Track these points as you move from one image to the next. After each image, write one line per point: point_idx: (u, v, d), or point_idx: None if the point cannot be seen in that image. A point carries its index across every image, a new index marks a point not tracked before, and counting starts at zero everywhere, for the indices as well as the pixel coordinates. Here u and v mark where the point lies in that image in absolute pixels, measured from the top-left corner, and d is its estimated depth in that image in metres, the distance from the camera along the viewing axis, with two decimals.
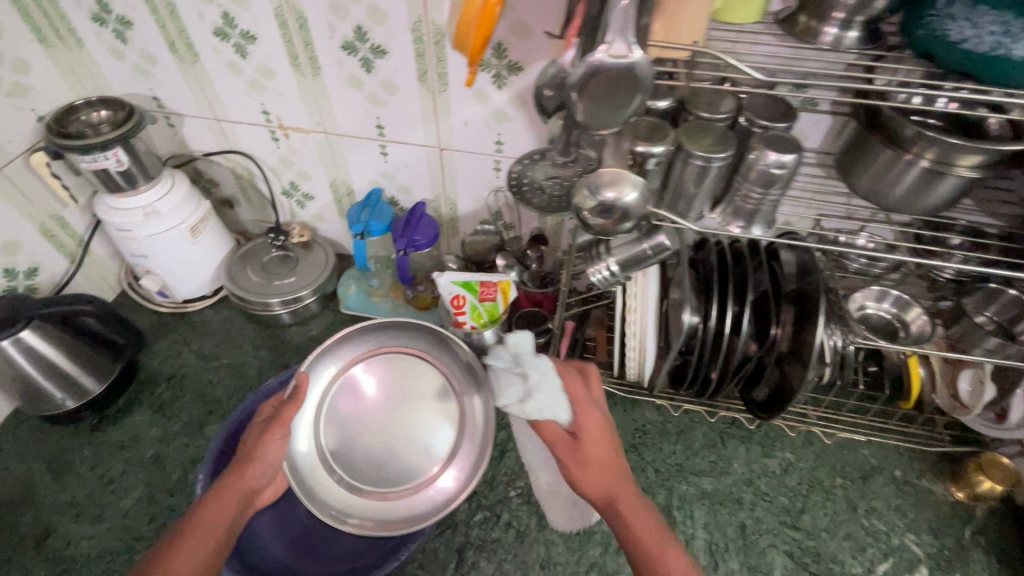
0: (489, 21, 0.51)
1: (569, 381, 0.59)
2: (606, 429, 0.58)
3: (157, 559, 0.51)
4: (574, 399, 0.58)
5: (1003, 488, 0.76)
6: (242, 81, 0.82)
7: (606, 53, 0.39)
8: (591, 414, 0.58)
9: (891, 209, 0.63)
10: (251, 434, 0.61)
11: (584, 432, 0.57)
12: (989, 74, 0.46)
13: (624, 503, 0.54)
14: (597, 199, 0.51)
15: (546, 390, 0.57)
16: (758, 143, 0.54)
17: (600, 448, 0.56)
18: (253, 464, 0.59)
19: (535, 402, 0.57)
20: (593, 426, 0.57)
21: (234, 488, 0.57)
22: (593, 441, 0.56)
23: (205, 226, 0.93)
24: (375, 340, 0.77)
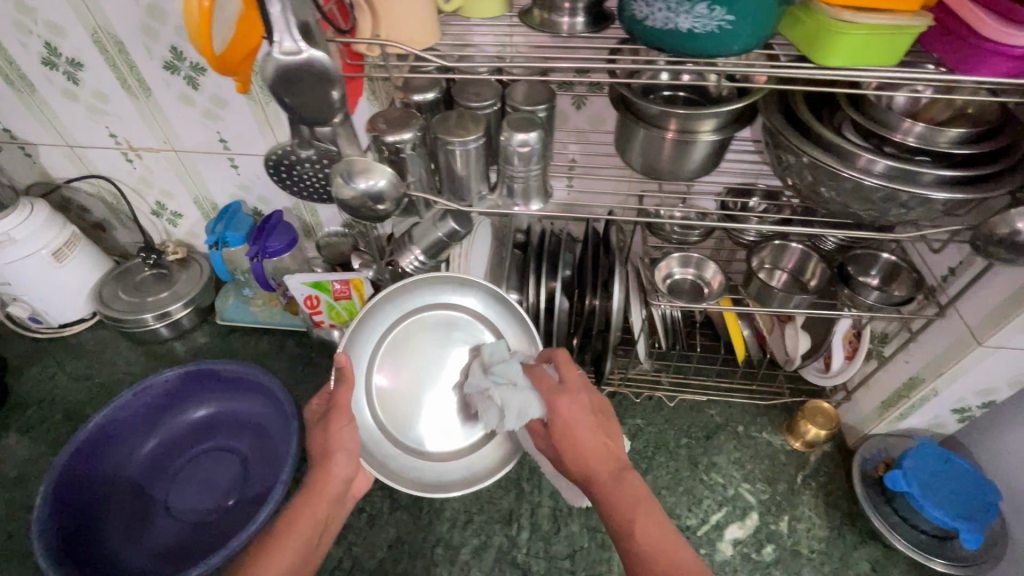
0: (243, 50, 0.54)
1: (540, 381, 0.64)
2: (584, 416, 0.60)
3: (268, 543, 0.59)
4: (546, 392, 0.62)
5: (827, 432, 0.81)
6: (82, 107, 0.85)
7: (277, 50, 0.43)
8: (563, 406, 0.60)
9: (662, 178, 0.68)
10: (318, 430, 0.64)
11: (559, 423, 0.60)
12: (674, 46, 0.52)
13: (603, 484, 0.56)
14: (353, 187, 0.54)
15: (513, 395, 0.62)
16: (506, 126, 0.59)
17: (577, 436, 0.59)
18: (333, 455, 0.62)
19: (509, 413, 0.62)
20: (570, 415, 0.60)
21: (321, 486, 0.62)
22: (571, 429, 0.59)
23: (72, 250, 0.95)
24: (397, 307, 0.73)
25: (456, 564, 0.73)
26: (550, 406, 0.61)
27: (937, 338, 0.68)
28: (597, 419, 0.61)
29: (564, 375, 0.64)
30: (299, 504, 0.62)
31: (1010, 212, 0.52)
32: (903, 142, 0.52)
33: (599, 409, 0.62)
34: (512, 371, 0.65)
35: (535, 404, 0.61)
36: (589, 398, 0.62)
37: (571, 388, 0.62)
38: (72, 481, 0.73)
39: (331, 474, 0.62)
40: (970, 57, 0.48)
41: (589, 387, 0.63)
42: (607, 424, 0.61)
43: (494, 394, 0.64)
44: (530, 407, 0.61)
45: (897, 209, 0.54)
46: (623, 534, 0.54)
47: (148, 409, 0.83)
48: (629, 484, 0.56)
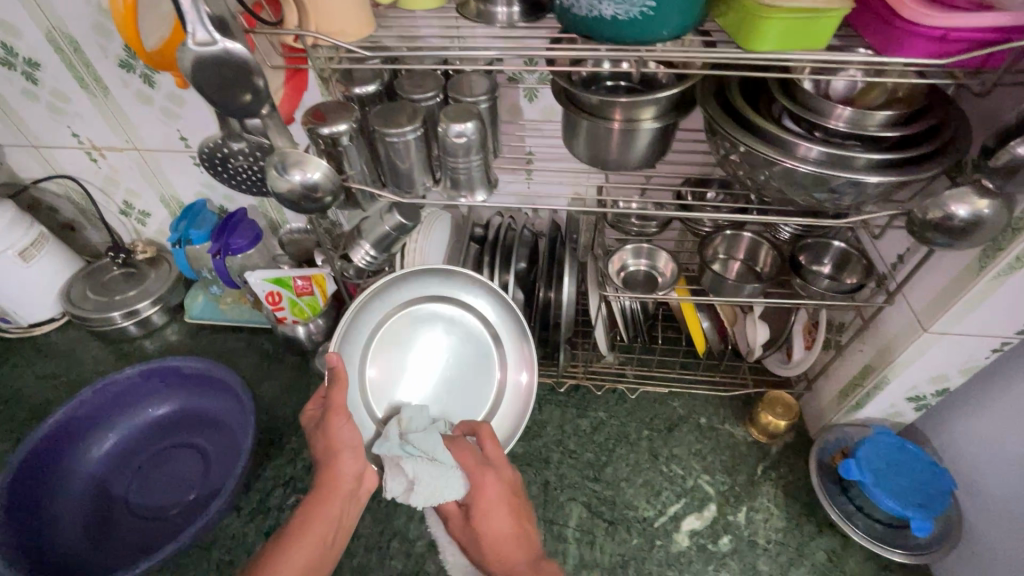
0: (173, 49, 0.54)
1: (461, 455, 0.65)
2: (502, 500, 0.65)
3: (275, 549, 0.58)
4: (468, 472, 0.64)
5: (787, 422, 0.80)
6: (42, 107, 0.86)
7: (191, 41, 0.43)
8: (487, 485, 0.64)
9: (609, 168, 0.67)
10: (318, 434, 0.63)
11: (480, 508, 0.64)
12: (601, 35, 0.52)
13: (522, 574, 0.61)
14: (286, 178, 0.53)
15: (431, 471, 0.61)
16: (443, 117, 0.58)
17: (497, 525, 0.63)
18: (338, 456, 0.62)
19: (421, 490, 0.61)
20: (490, 499, 0.64)
21: (328, 487, 0.61)
22: (491, 514, 0.64)
23: (38, 250, 0.96)
24: (384, 304, 0.74)
25: (412, 557, 0.73)
26: (474, 487, 0.64)
27: (888, 325, 0.68)
28: (514, 503, 0.66)
29: (487, 450, 0.66)
30: (308, 507, 0.61)
31: (942, 195, 0.51)
32: (833, 127, 0.52)
33: (516, 489, 0.67)
34: (429, 444, 0.64)
35: (453, 487, 0.62)
36: (509, 478, 0.66)
37: (494, 466, 0.66)
38: (29, 477, 0.74)
39: (338, 472, 0.62)
40: (894, 38, 0.47)
41: (508, 464, 0.67)
42: (519, 505, 0.66)
43: (407, 465, 0.62)
44: (452, 486, 0.62)
45: (831, 194, 0.53)
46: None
47: (106, 406, 0.83)
48: (546, 573, 0.62)
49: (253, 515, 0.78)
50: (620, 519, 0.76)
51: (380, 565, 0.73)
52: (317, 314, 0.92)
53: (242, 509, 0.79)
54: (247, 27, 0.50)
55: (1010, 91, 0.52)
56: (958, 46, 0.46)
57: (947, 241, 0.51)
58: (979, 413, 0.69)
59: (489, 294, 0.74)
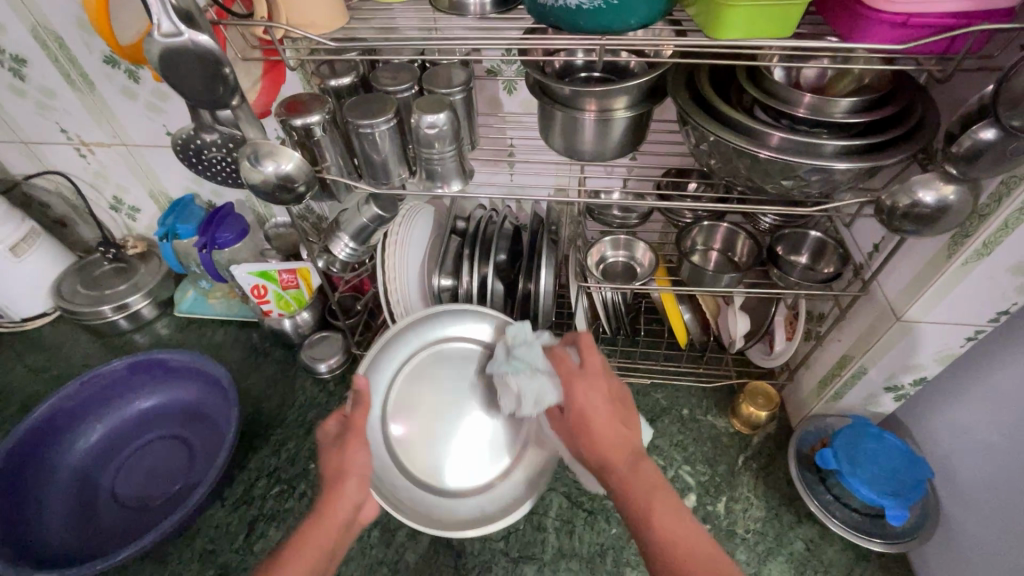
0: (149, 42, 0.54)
1: (560, 367, 0.63)
2: (600, 400, 0.60)
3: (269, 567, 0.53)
4: (564, 377, 0.62)
5: (767, 412, 0.81)
6: (30, 103, 0.87)
7: (156, 32, 0.44)
8: (578, 392, 0.60)
9: (584, 159, 0.67)
10: (331, 453, 0.61)
11: (576, 412, 0.60)
12: (567, 25, 0.53)
13: (617, 472, 0.55)
14: (260, 169, 0.54)
15: (533, 382, 0.64)
16: (415, 108, 0.59)
17: (596, 423, 0.58)
18: (345, 479, 0.58)
19: (526, 401, 0.64)
20: (587, 401, 0.59)
21: (329, 509, 0.57)
22: (589, 416, 0.58)
23: (29, 246, 0.97)
24: (417, 336, 0.72)
25: (392, 547, 0.74)
26: (568, 389, 0.61)
27: (864, 315, 0.68)
28: (615, 407, 0.60)
29: (585, 360, 0.63)
30: (304, 530, 0.56)
31: (909, 182, 0.51)
32: (799, 115, 0.52)
33: (619, 397, 0.61)
34: (531, 355, 0.65)
35: (551, 391, 0.63)
36: (608, 384, 0.61)
37: (589, 375, 0.62)
38: (16, 467, 0.75)
39: (342, 496, 0.58)
40: (858, 26, 0.47)
41: (608, 375, 0.62)
42: (624, 412, 0.59)
43: (511, 381, 0.65)
44: (546, 393, 0.63)
45: (798, 182, 0.53)
46: (637, 523, 0.52)
47: (94, 398, 0.85)
48: (644, 473, 0.54)
49: (237, 505, 0.79)
50: (600, 509, 0.77)
51: (361, 554, 0.74)
52: (302, 307, 0.93)
53: (226, 499, 0.80)
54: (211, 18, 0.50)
55: (976, 78, 0.53)
56: (921, 32, 0.46)
57: (914, 228, 0.51)
58: (957, 404, 0.69)
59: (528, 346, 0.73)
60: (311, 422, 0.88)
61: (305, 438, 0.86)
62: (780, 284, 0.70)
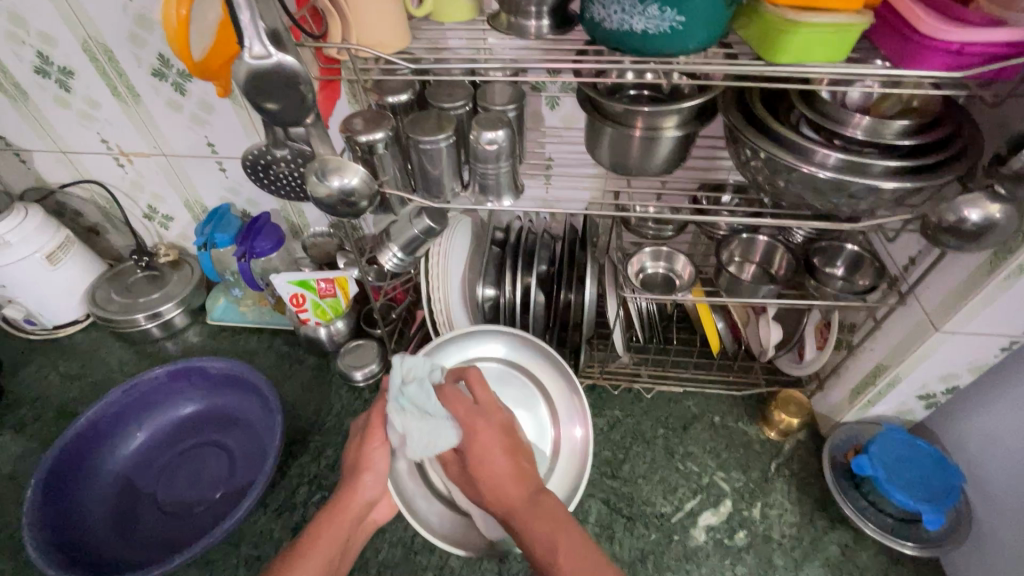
0: (220, 59, 0.58)
1: (455, 404, 0.60)
2: (496, 438, 0.58)
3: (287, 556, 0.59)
4: (462, 421, 0.59)
5: (799, 419, 0.83)
6: (73, 113, 0.88)
7: (247, 55, 0.46)
8: (478, 433, 0.58)
9: (630, 173, 0.69)
10: (353, 443, 0.66)
11: (473, 456, 0.58)
12: (629, 48, 0.54)
13: (521, 514, 0.54)
14: (326, 185, 0.55)
15: (426, 427, 0.59)
16: (475, 125, 0.61)
17: (492, 466, 0.57)
18: (360, 477, 0.64)
19: (415, 444, 0.59)
20: (482, 444, 0.58)
21: (348, 503, 0.63)
22: (483, 459, 0.57)
23: (64, 254, 0.98)
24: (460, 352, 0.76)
25: (435, 552, 0.75)
26: (465, 434, 0.59)
27: (899, 326, 0.70)
28: (510, 443, 0.59)
29: (477, 395, 0.61)
30: (322, 521, 0.62)
31: (956, 200, 0.53)
32: (853, 135, 0.54)
33: (514, 433, 0.60)
34: (422, 399, 0.60)
35: (444, 436, 0.58)
36: (501, 419, 0.60)
37: (485, 412, 0.60)
38: (62, 474, 0.76)
39: (359, 490, 0.64)
40: (910, 52, 0.50)
41: (502, 408, 0.61)
42: (518, 448, 0.59)
43: (396, 420, 0.60)
44: (443, 436, 0.58)
45: (848, 199, 0.55)
46: (546, 568, 0.51)
47: (133, 404, 0.85)
48: (546, 510, 0.54)
49: (279, 511, 0.80)
50: (639, 515, 0.78)
51: (405, 560, 0.74)
52: (339, 316, 0.94)
53: (268, 506, 0.80)
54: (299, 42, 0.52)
55: (1019, 102, 0.55)
56: (971, 61, 0.49)
57: (958, 243, 0.54)
58: (984, 415, 0.72)
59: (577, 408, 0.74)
60: (349, 429, 0.89)
61: (344, 444, 0.87)
62: (816, 294, 0.73)
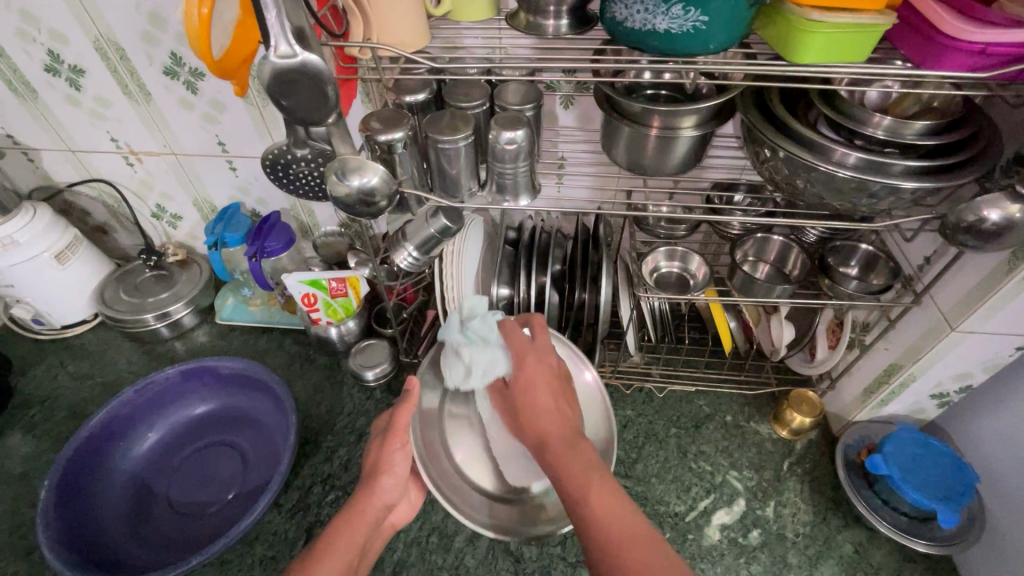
0: (240, 44, 0.55)
1: (512, 338, 0.66)
2: (547, 377, 0.63)
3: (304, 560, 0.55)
4: (519, 354, 0.65)
5: (812, 419, 0.83)
6: (83, 112, 0.88)
7: (272, 53, 0.45)
8: (529, 365, 0.64)
9: (646, 173, 0.69)
10: (376, 441, 0.65)
11: (523, 381, 0.63)
12: (651, 47, 0.54)
13: (556, 448, 0.56)
14: (346, 185, 0.55)
15: (486, 353, 0.68)
16: (494, 125, 0.61)
17: (539, 397, 0.61)
18: (379, 479, 0.62)
19: (476, 370, 0.68)
20: (533, 375, 0.63)
21: (367, 505, 0.61)
22: (531, 387, 0.62)
23: (73, 253, 0.97)
24: None
25: (451, 552, 0.75)
26: (518, 366, 0.64)
27: (913, 325, 0.71)
28: (559, 385, 0.63)
29: (536, 339, 0.67)
30: (342, 520, 0.59)
31: (975, 201, 0.54)
32: (873, 135, 0.54)
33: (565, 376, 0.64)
34: (486, 330, 0.68)
35: (500, 363, 0.67)
36: (555, 364, 0.65)
37: (538, 350, 0.65)
38: (75, 475, 0.76)
39: (378, 494, 0.62)
40: (933, 53, 0.51)
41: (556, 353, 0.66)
42: (568, 393, 0.63)
43: (462, 349, 0.69)
44: (497, 363, 0.67)
45: (869, 199, 0.56)
46: (574, 500, 0.52)
47: (146, 405, 0.85)
48: (581, 452, 0.56)
49: (293, 511, 0.80)
50: (653, 514, 0.78)
51: (421, 560, 0.74)
52: (350, 315, 0.94)
53: (282, 506, 0.80)
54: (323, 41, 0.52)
55: None
56: (994, 61, 0.49)
57: (977, 244, 0.54)
58: (998, 413, 0.72)
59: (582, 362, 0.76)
60: (362, 428, 0.89)
61: (357, 444, 0.87)
62: (830, 294, 0.73)
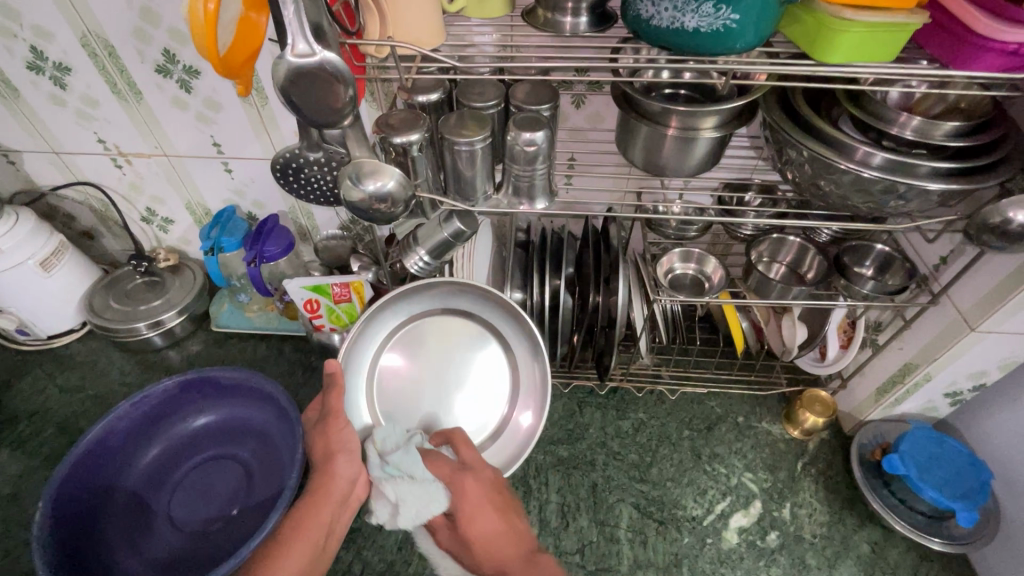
0: (249, 31, 0.48)
1: (438, 466, 0.61)
2: (486, 497, 0.61)
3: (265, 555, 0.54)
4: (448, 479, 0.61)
5: (825, 418, 0.82)
6: (69, 112, 0.83)
7: (291, 53, 0.43)
8: (469, 490, 0.60)
9: (662, 174, 0.67)
10: (317, 431, 0.61)
11: (465, 509, 0.59)
12: (678, 47, 0.53)
13: (516, 572, 0.57)
14: (360, 189, 0.51)
15: (413, 489, 0.57)
16: (512, 125, 0.58)
17: (484, 525, 0.59)
18: (334, 460, 0.59)
19: (406, 511, 0.57)
20: (474, 501, 0.60)
21: (327, 487, 0.58)
22: (476, 517, 0.59)
23: (59, 260, 0.92)
24: (399, 314, 0.74)
25: None
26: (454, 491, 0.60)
27: (930, 324, 0.71)
28: (500, 502, 0.61)
29: (462, 456, 0.63)
30: (302, 510, 0.57)
31: (1001, 202, 0.53)
32: (900, 135, 0.54)
33: (500, 487, 0.63)
34: (409, 463, 0.59)
35: (438, 501, 0.58)
36: (488, 475, 0.63)
37: (473, 469, 0.62)
38: (71, 493, 0.72)
39: (335, 474, 0.59)
40: (964, 52, 0.50)
41: (486, 464, 0.64)
42: (504, 501, 0.62)
43: (389, 490, 0.57)
44: (436, 500, 0.58)
45: (896, 200, 0.55)
46: None
47: (144, 418, 0.81)
48: (544, 567, 0.57)
49: None
50: (671, 519, 0.77)
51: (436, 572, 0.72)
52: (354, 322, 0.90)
53: None
54: (342, 41, 0.49)
55: None
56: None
57: (1001, 245, 0.54)
58: (1015, 409, 0.72)
59: (520, 318, 0.72)
60: None
61: None
62: (845, 294, 0.73)
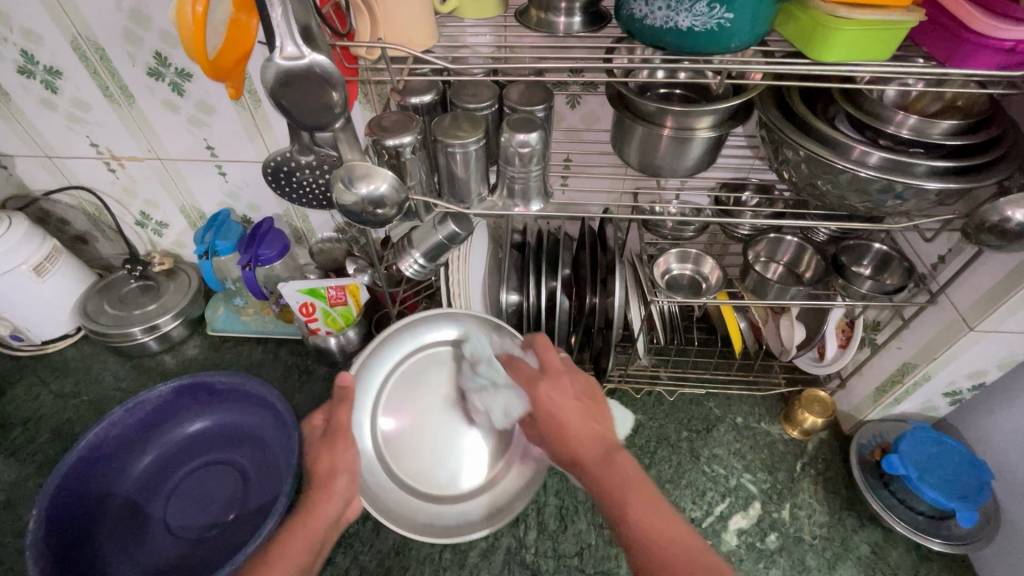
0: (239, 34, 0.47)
1: (519, 373, 0.63)
2: (570, 399, 0.58)
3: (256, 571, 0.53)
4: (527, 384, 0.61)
5: (824, 419, 0.82)
6: (60, 115, 0.83)
7: (279, 55, 0.42)
8: (545, 395, 0.59)
9: (658, 173, 0.66)
10: (318, 449, 0.61)
11: (543, 411, 0.58)
12: (673, 46, 0.52)
13: (591, 467, 0.54)
14: (353, 191, 0.51)
15: (499, 395, 0.64)
16: (506, 126, 0.57)
17: (565, 422, 0.57)
18: (334, 480, 0.59)
19: (496, 414, 0.65)
20: (553, 403, 0.58)
21: (321, 506, 0.57)
22: (559, 416, 0.57)
23: (52, 265, 0.92)
24: (412, 339, 0.74)
25: (465, 568, 0.73)
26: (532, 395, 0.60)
27: (929, 323, 0.70)
28: (586, 404, 0.58)
29: (544, 362, 0.62)
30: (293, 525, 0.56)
31: (998, 201, 0.53)
32: (897, 134, 0.53)
33: (588, 391, 0.59)
34: (492, 371, 0.66)
35: (518, 403, 0.62)
36: (572, 381, 0.60)
37: (551, 374, 0.60)
38: (65, 500, 0.71)
39: (332, 493, 0.59)
40: (960, 50, 0.50)
41: (578, 371, 0.61)
42: (593, 405, 0.58)
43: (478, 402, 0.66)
44: (513, 404, 0.62)
45: (893, 199, 0.54)
46: (622, 527, 0.50)
47: (140, 424, 0.81)
48: (621, 467, 0.53)
49: None
50: None
51: None
52: (350, 324, 0.90)
53: None
54: (331, 44, 0.49)
55: None
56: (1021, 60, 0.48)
57: (999, 244, 0.53)
58: (1016, 410, 0.72)
59: None
60: None
61: None
62: (842, 293, 0.72)
